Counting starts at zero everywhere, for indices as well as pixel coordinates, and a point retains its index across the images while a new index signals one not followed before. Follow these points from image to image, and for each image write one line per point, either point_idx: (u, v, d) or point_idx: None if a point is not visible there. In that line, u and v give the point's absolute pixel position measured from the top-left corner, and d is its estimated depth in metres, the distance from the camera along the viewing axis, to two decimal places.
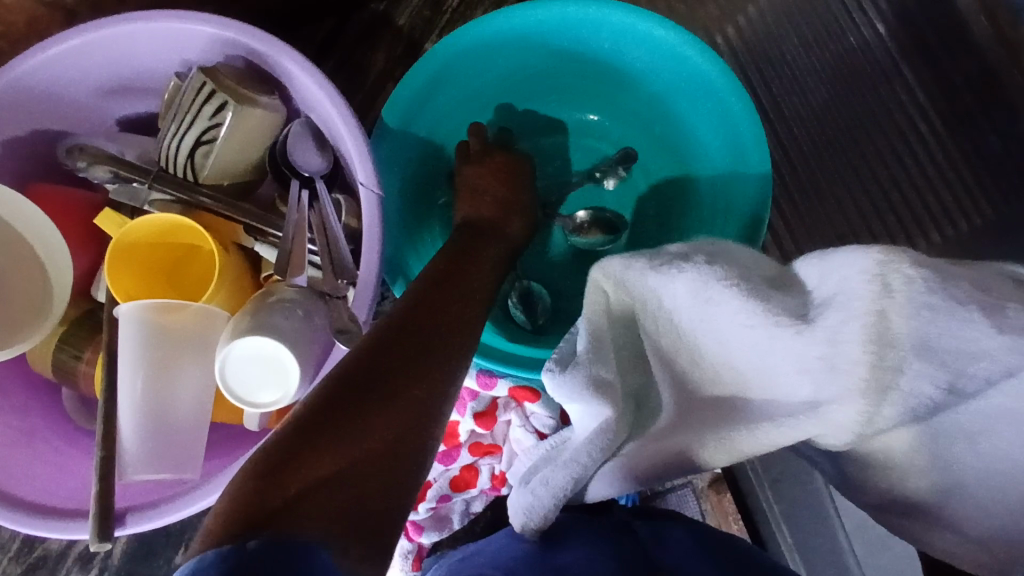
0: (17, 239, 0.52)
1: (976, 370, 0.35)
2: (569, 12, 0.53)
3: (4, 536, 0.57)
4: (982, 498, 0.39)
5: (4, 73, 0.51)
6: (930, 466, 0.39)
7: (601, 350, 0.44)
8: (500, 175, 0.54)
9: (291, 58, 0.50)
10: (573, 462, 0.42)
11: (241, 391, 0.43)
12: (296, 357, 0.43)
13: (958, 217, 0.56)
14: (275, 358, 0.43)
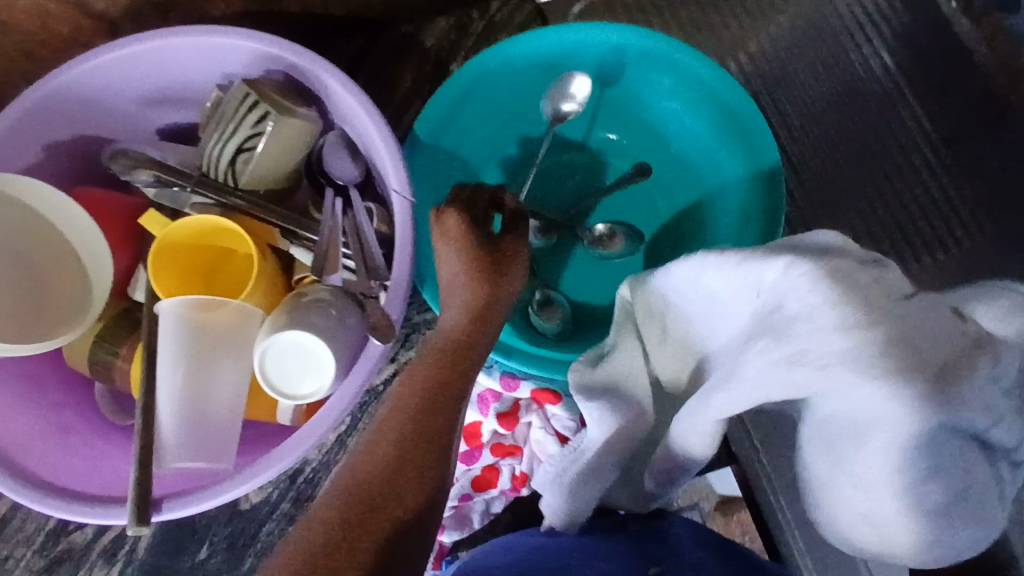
0: (66, 247, 0.55)
1: (815, 359, 0.36)
2: (590, 34, 0.56)
3: (30, 529, 0.59)
4: (884, 532, 0.36)
5: (51, 81, 0.54)
6: (836, 472, 0.37)
7: (626, 350, 0.49)
8: (491, 273, 0.45)
9: (330, 73, 0.53)
10: (606, 456, 0.48)
11: (278, 382, 0.45)
12: (330, 348, 0.45)
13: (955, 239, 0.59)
14: (312, 354, 0.45)
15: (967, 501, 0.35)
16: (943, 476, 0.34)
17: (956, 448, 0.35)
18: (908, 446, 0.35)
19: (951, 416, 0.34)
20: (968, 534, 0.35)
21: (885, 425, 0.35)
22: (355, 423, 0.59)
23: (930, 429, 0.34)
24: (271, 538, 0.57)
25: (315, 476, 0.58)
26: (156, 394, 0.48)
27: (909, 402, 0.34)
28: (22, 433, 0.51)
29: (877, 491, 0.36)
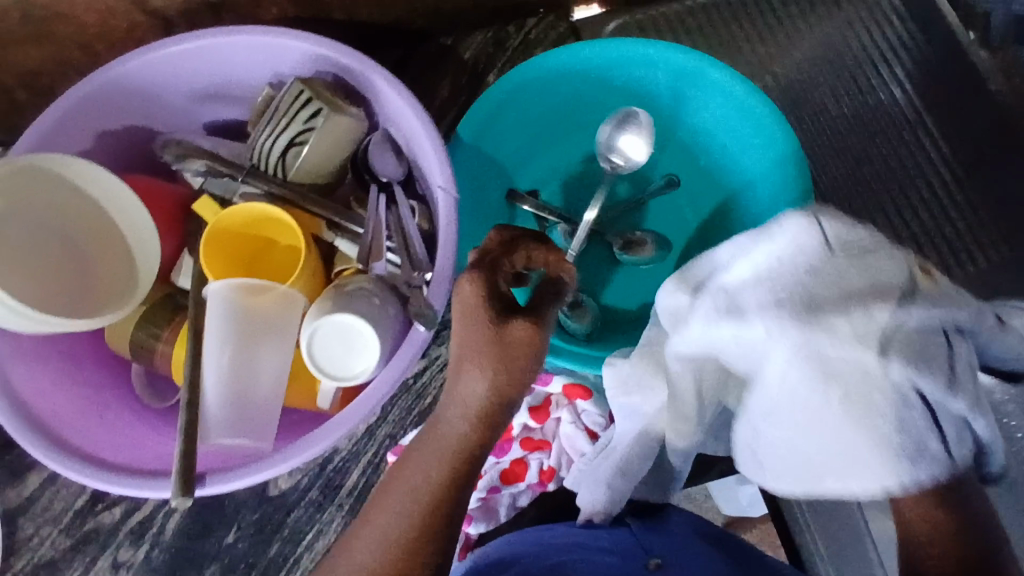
0: (119, 236, 0.56)
1: (763, 294, 0.43)
2: (629, 49, 0.58)
3: (59, 507, 0.60)
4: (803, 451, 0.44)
5: (109, 71, 0.56)
6: (757, 408, 0.46)
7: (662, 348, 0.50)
8: (500, 372, 0.44)
9: (380, 75, 0.55)
10: (643, 454, 0.51)
11: (324, 363, 0.48)
12: (375, 331, 0.48)
13: (970, 259, 0.65)
14: (358, 337, 0.48)
15: (857, 423, 0.42)
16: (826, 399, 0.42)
17: (851, 377, 0.41)
18: (800, 374, 0.42)
19: (841, 350, 0.41)
20: (867, 461, 0.42)
21: (782, 362, 0.43)
22: (385, 415, 0.60)
23: (819, 359, 0.42)
24: (298, 525, 0.58)
25: (344, 465, 0.59)
26: (203, 374, 0.50)
27: (803, 339, 0.41)
28: (62, 409, 0.53)
29: (784, 419, 0.44)
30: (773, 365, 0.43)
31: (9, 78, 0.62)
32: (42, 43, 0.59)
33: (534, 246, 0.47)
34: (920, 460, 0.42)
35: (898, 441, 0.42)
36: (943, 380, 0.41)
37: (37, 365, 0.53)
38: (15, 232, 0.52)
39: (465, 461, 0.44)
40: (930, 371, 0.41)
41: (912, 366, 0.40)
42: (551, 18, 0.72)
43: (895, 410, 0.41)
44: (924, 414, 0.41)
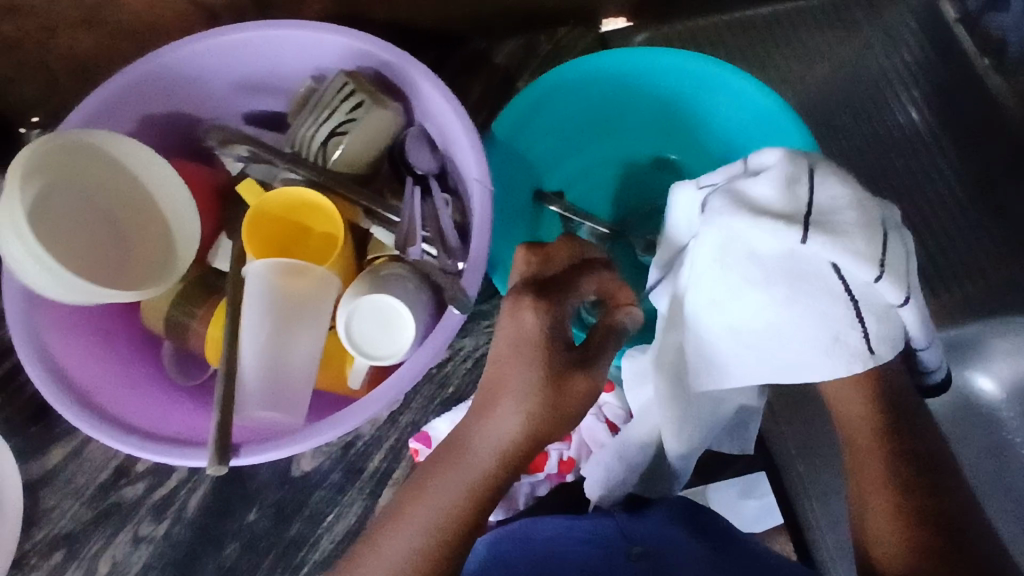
0: (156, 210, 0.57)
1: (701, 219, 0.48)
2: (658, 57, 0.61)
3: (82, 481, 0.61)
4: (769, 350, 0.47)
5: (156, 58, 0.56)
6: (703, 311, 0.49)
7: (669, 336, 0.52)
8: (536, 410, 0.43)
9: (422, 74, 0.55)
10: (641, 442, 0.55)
11: (360, 342, 0.50)
12: (412, 312, 0.51)
13: (972, 274, 0.70)
14: (399, 320, 0.51)
15: (792, 307, 0.45)
16: (760, 287, 0.46)
17: (778, 265, 0.45)
18: (734, 268, 0.46)
19: (762, 238, 0.44)
20: (807, 345, 0.46)
21: (717, 259, 0.47)
22: (408, 402, 0.62)
23: (747, 250, 0.45)
24: (319, 506, 0.59)
25: (366, 450, 0.61)
26: (240, 346, 0.52)
27: (729, 234, 0.45)
28: (98, 379, 0.54)
29: (727, 314, 0.48)
30: (710, 265, 0.47)
31: (54, 60, 0.64)
32: (91, 27, 0.61)
33: (597, 282, 0.48)
34: (855, 344, 0.45)
35: (830, 327, 0.45)
36: (868, 260, 0.43)
37: (74, 336, 0.54)
38: (56, 203, 0.53)
39: (481, 497, 0.43)
40: (854, 254, 0.43)
41: (833, 246, 0.43)
42: (582, 28, 0.75)
43: (826, 290, 0.44)
44: (852, 298, 0.44)
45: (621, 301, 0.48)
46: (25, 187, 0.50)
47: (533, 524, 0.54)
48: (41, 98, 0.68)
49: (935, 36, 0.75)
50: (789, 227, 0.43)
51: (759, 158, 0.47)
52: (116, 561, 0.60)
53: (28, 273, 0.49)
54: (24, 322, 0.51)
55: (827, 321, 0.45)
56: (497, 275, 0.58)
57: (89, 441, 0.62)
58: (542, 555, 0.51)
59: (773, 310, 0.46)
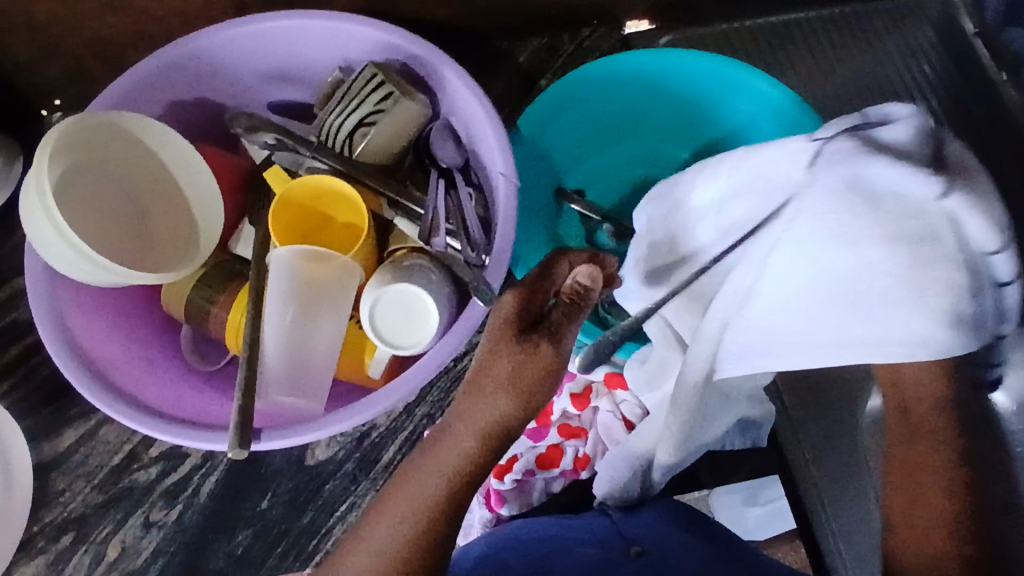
0: (179, 194, 0.58)
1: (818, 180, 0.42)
2: (684, 58, 0.62)
3: (94, 464, 0.61)
4: (877, 319, 0.43)
5: (185, 44, 0.56)
6: (792, 276, 0.45)
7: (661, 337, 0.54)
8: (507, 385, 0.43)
9: (449, 67, 0.55)
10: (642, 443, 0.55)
11: (384, 331, 0.51)
12: (436, 302, 0.51)
13: None
14: (423, 310, 0.52)
15: (900, 275, 0.41)
16: (871, 248, 0.41)
17: (904, 222, 0.41)
18: (850, 224, 0.41)
19: (895, 189, 0.40)
20: (910, 320, 0.42)
21: (831, 216, 0.42)
22: (423, 395, 0.61)
23: (871, 204, 0.41)
24: (332, 496, 0.59)
25: (381, 441, 0.61)
26: (263, 331, 0.52)
27: (854, 182, 0.41)
28: (117, 361, 0.54)
29: (825, 280, 0.44)
30: (817, 222, 0.42)
31: (81, 43, 0.64)
32: (119, 11, 0.61)
33: (580, 266, 0.46)
34: (966, 315, 0.42)
35: (947, 297, 0.41)
36: (998, 231, 0.41)
37: (94, 317, 0.54)
38: (81, 183, 0.53)
39: (463, 477, 0.43)
40: (988, 218, 0.40)
41: (969, 205, 0.40)
42: (604, 30, 0.75)
43: (944, 260, 0.41)
44: (971, 266, 0.41)
45: (584, 281, 0.46)
46: (52, 166, 0.51)
47: (529, 523, 0.54)
48: (66, 81, 0.68)
49: (954, 46, 0.77)
50: (931, 180, 0.40)
51: (884, 110, 0.42)
52: (126, 545, 0.60)
53: (51, 252, 0.50)
54: (46, 299, 0.51)
55: (945, 292, 0.41)
56: (518, 268, 0.60)
57: (102, 424, 0.61)
58: (538, 552, 0.50)
59: (883, 277, 0.42)
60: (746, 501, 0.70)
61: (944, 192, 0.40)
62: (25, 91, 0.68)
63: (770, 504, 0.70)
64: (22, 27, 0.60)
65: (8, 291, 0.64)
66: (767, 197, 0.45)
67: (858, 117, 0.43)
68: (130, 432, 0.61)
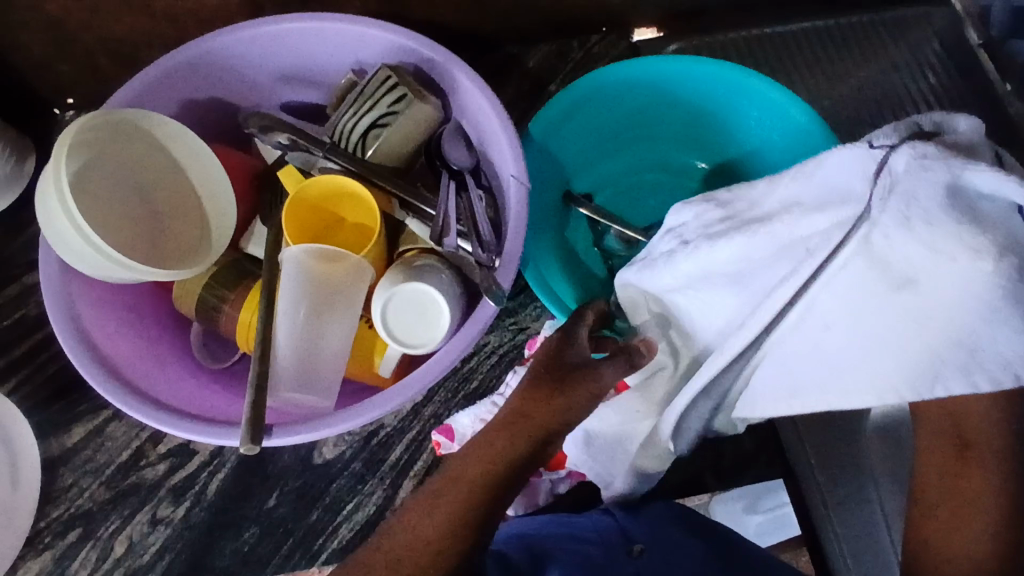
0: (191, 191, 0.58)
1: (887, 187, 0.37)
2: (697, 66, 0.62)
3: (102, 460, 0.61)
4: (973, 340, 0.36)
5: (201, 44, 0.57)
6: (859, 288, 0.39)
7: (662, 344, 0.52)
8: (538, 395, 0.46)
9: (463, 71, 0.56)
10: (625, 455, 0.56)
11: (395, 330, 0.52)
12: (447, 301, 0.52)
13: None
14: (434, 309, 0.52)
15: (981, 296, 0.35)
16: (960, 262, 0.35)
17: (994, 227, 0.35)
18: (929, 229, 0.35)
19: (987, 194, 0.36)
20: (996, 347, 0.35)
21: (910, 224, 0.36)
22: (431, 395, 0.62)
23: (961, 211, 0.35)
24: (339, 494, 0.60)
25: (388, 440, 0.61)
26: (275, 328, 0.53)
27: (939, 188, 0.36)
28: (128, 356, 0.54)
29: (899, 296, 0.37)
30: (898, 230, 0.36)
31: (96, 42, 0.65)
32: (135, 12, 0.62)
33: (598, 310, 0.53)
34: None
35: None
36: None
37: (106, 312, 0.54)
38: (97, 178, 0.53)
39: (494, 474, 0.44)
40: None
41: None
42: (613, 36, 0.76)
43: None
44: None
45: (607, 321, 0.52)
46: (70, 160, 0.51)
47: (529, 522, 0.55)
48: (80, 80, 0.69)
49: (960, 58, 0.78)
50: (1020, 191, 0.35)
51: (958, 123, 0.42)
52: (132, 541, 0.60)
53: (65, 246, 0.50)
54: (59, 293, 0.52)
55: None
56: (529, 271, 0.59)
57: (111, 420, 0.62)
58: (535, 547, 0.51)
59: (961, 297, 0.35)
60: (748, 509, 0.70)
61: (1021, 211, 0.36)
62: (39, 89, 0.69)
63: (772, 512, 0.70)
64: (39, 25, 0.61)
65: (20, 286, 0.65)
66: (826, 211, 0.40)
67: (917, 125, 0.41)
68: (138, 428, 0.61)
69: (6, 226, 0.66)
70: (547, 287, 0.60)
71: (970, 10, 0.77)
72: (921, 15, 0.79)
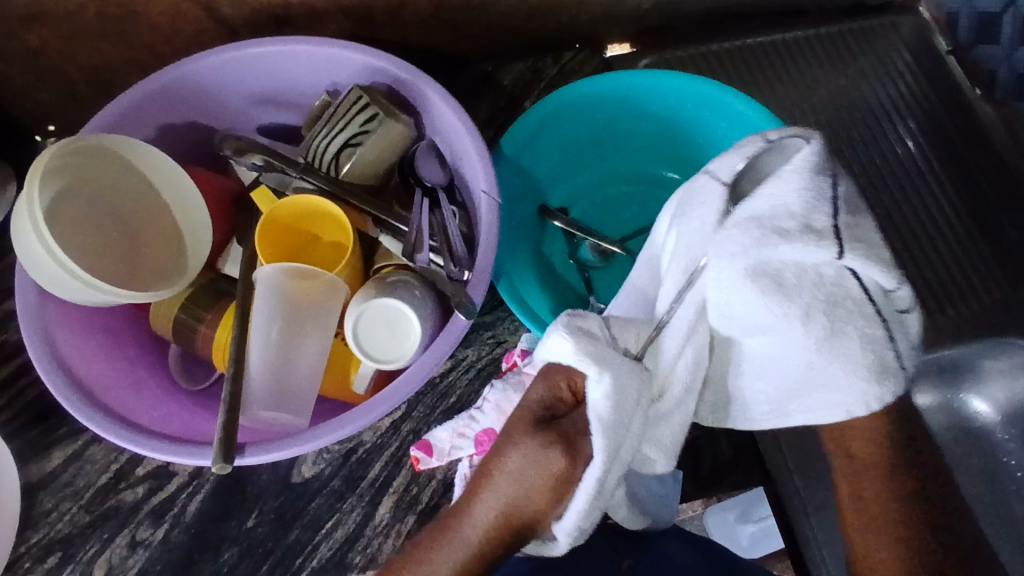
0: (167, 215, 0.59)
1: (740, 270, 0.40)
2: (669, 78, 0.63)
3: (81, 484, 0.61)
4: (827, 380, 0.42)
5: (173, 70, 0.57)
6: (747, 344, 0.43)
7: (635, 430, 0.43)
8: (535, 467, 0.40)
9: (433, 89, 0.56)
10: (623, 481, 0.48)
11: (367, 345, 0.53)
12: (417, 315, 0.53)
13: (978, 295, 0.72)
14: (406, 323, 0.53)
15: (827, 343, 0.41)
16: (796, 325, 0.40)
17: (816, 295, 0.40)
18: (767, 311, 0.40)
19: (797, 263, 0.39)
20: (845, 385, 0.41)
21: (755, 301, 0.40)
22: (410, 411, 0.62)
23: (776, 283, 0.39)
24: (318, 513, 0.60)
25: (367, 457, 0.61)
26: (248, 349, 0.53)
27: (761, 268, 0.40)
28: (103, 377, 0.54)
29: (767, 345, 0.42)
30: (749, 302, 0.40)
31: (73, 70, 0.66)
32: (110, 38, 0.62)
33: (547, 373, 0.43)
34: (892, 363, 0.42)
35: (866, 354, 0.41)
36: (892, 270, 0.40)
37: (81, 335, 0.55)
38: (71, 205, 0.54)
39: (486, 549, 0.42)
40: (881, 260, 0.39)
41: (867, 259, 0.39)
42: (585, 53, 0.76)
43: (855, 312, 0.40)
44: (882, 316, 0.41)
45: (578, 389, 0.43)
46: (44, 186, 0.52)
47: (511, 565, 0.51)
48: (61, 107, 0.70)
49: (929, 68, 0.80)
50: (822, 246, 0.38)
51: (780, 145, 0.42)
52: (112, 565, 0.59)
53: (39, 270, 0.50)
54: (34, 315, 0.52)
55: (864, 347, 0.41)
56: (502, 284, 0.59)
57: (91, 443, 0.62)
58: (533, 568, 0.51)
59: (803, 351, 0.41)
60: (740, 518, 0.71)
61: (830, 226, 0.39)
62: (19, 117, 0.70)
63: (762, 522, 0.71)
64: (17, 55, 0.62)
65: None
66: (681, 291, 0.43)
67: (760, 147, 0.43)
68: (117, 452, 0.62)
69: None
70: (520, 300, 0.59)
71: (938, 17, 0.81)
72: (890, 24, 0.81)
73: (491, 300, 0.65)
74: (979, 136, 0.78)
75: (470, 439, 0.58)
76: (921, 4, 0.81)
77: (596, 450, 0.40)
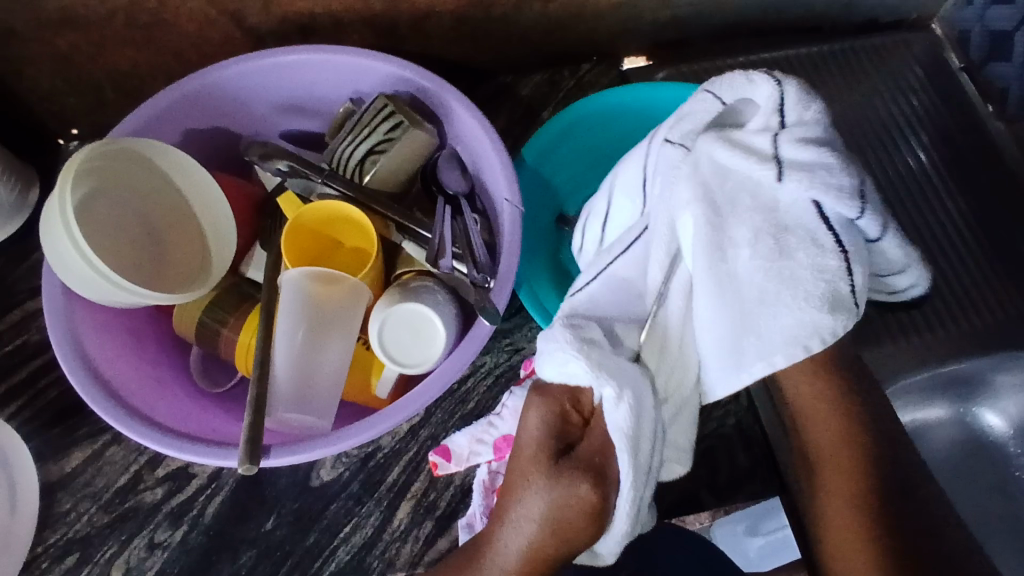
0: (192, 219, 0.60)
1: (713, 186, 0.43)
2: (689, 90, 0.64)
3: (99, 485, 0.61)
4: (785, 312, 0.40)
5: (202, 76, 0.58)
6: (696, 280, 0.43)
7: (657, 437, 0.45)
8: (558, 506, 0.43)
9: (457, 99, 0.57)
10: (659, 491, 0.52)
11: (392, 349, 0.53)
12: (441, 318, 0.53)
13: (993, 306, 0.72)
14: (430, 329, 0.54)
15: (776, 267, 0.41)
16: (744, 248, 0.41)
17: (762, 213, 0.41)
18: (721, 228, 0.42)
19: (748, 177, 0.42)
20: (801, 316, 0.40)
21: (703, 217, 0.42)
22: (429, 416, 0.62)
23: (731, 199, 0.42)
24: (336, 517, 0.60)
25: (385, 462, 0.61)
26: (273, 351, 0.54)
27: (723, 175, 0.43)
28: (127, 376, 0.55)
29: (714, 273, 0.42)
30: (700, 222, 0.42)
31: (101, 75, 0.67)
32: (139, 44, 0.64)
33: (552, 405, 0.44)
34: (846, 299, 0.41)
35: (821, 282, 0.40)
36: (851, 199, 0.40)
37: (106, 334, 0.55)
38: (100, 208, 0.55)
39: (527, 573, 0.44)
40: (834, 185, 0.40)
41: (811, 182, 0.40)
42: (603, 66, 0.78)
43: (808, 237, 0.41)
44: (841, 246, 0.41)
45: (586, 411, 0.45)
46: (75, 188, 0.52)
47: None
48: (88, 112, 0.71)
49: (940, 83, 0.81)
50: (769, 163, 0.41)
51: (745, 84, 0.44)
52: (130, 566, 0.60)
53: (71, 272, 0.51)
54: (61, 315, 0.52)
55: (818, 278, 0.40)
56: (522, 291, 0.62)
57: (111, 444, 0.62)
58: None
59: (756, 276, 0.41)
60: (749, 531, 0.70)
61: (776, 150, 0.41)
62: (44, 121, 0.71)
63: (771, 535, 0.71)
64: (47, 60, 0.63)
65: (21, 313, 0.66)
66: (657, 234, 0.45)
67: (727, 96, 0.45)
68: (137, 453, 0.62)
69: (8, 254, 0.67)
70: (542, 310, 0.62)
71: (950, 35, 0.82)
72: (902, 40, 0.82)
73: (509, 308, 0.65)
74: (989, 152, 0.79)
75: (489, 445, 0.57)
76: (934, 22, 0.82)
77: (624, 470, 0.42)
